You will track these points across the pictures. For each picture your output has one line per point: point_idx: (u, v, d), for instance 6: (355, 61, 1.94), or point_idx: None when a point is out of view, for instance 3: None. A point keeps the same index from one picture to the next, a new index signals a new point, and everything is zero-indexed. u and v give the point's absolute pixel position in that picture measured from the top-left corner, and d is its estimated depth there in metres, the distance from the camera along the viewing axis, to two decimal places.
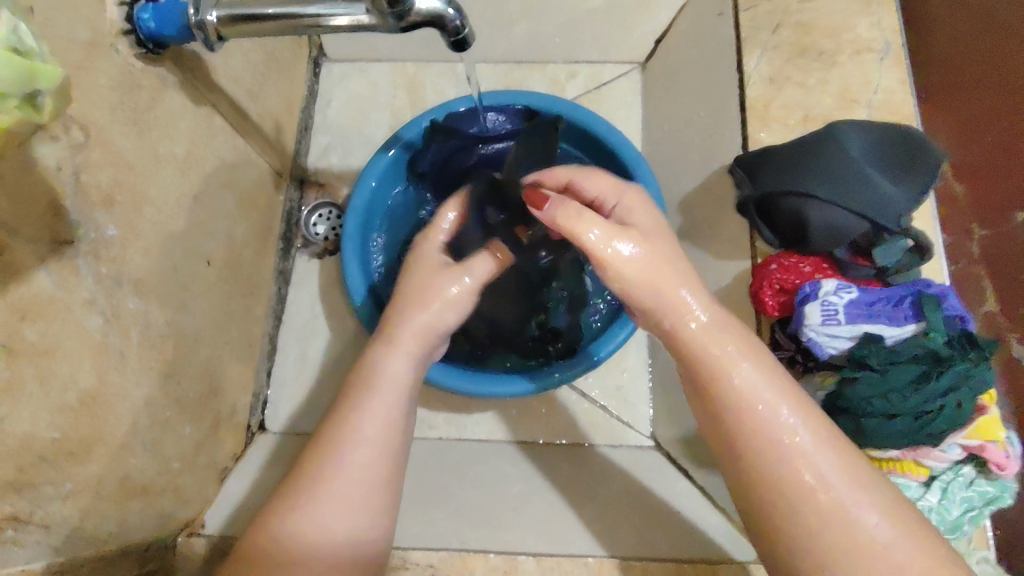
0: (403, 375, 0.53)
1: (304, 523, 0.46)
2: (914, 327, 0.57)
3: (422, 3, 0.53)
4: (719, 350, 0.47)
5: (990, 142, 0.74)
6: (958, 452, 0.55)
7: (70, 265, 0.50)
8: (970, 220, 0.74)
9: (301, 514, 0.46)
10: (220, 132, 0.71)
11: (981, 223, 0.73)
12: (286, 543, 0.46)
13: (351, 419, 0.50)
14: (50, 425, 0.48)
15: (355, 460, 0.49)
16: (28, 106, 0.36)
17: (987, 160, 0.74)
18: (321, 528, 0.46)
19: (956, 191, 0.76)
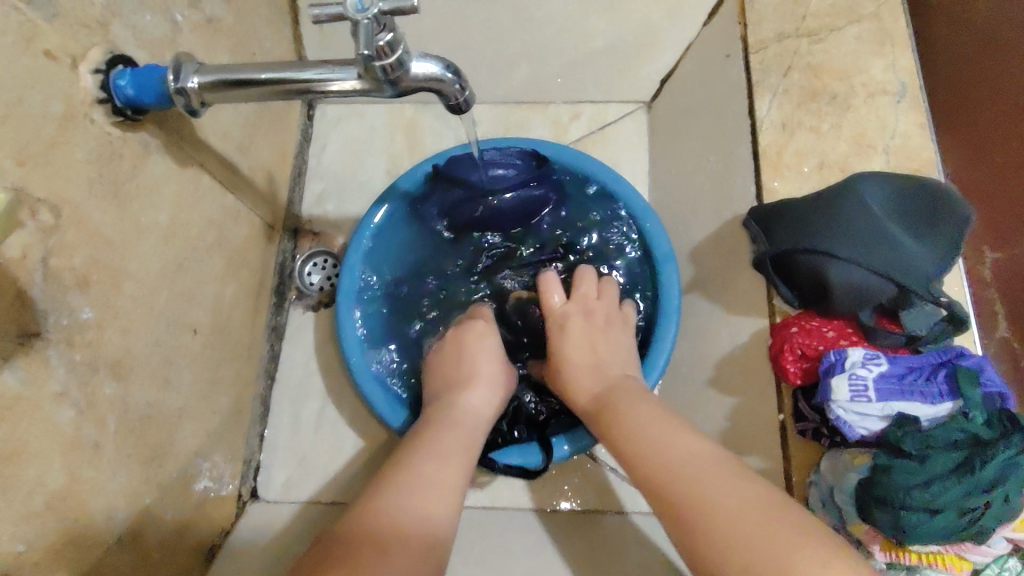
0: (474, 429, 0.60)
1: (403, 512, 0.48)
2: (951, 405, 0.53)
3: (418, 68, 0.50)
4: (637, 414, 0.55)
5: (1003, 163, 0.70)
6: (1004, 546, 0.51)
7: (39, 357, 0.46)
8: (982, 245, 0.71)
9: (402, 500, 0.49)
10: (207, 191, 0.68)
11: (994, 248, 0.70)
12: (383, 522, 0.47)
13: (434, 439, 0.56)
14: (14, 537, 0.43)
15: (445, 464, 0.53)
16: None
17: (997, 183, 0.70)
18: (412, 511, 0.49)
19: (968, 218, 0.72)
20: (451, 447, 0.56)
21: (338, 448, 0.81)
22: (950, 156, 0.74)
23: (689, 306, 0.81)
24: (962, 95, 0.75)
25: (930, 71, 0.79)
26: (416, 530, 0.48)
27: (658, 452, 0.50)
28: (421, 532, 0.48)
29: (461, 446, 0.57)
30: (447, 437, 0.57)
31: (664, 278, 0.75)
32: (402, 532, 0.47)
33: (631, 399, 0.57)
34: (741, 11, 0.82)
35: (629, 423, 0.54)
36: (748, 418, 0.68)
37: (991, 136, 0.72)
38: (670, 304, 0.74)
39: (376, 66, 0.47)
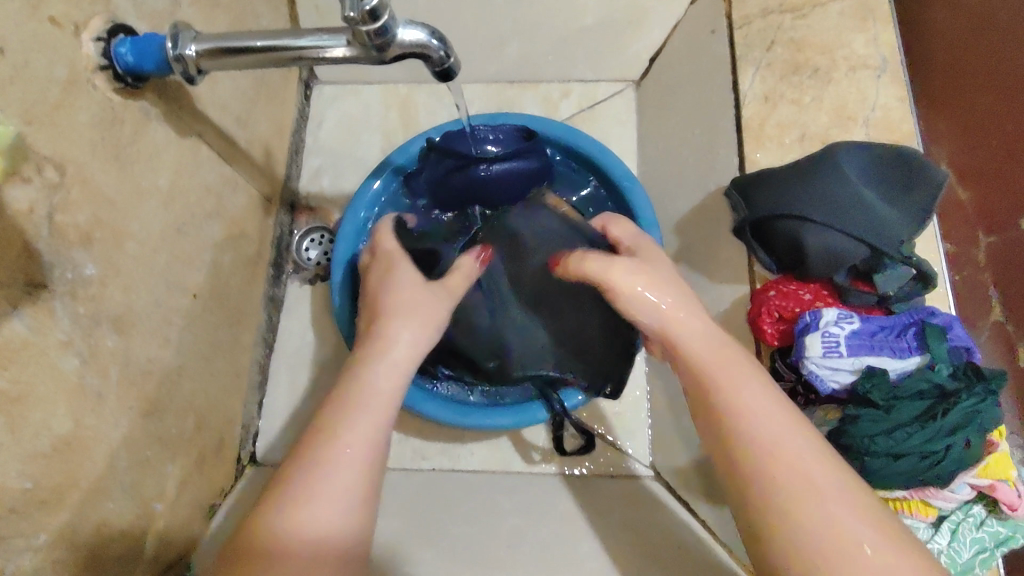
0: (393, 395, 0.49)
1: (297, 526, 0.42)
2: (919, 358, 0.55)
3: (406, 34, 0.52)
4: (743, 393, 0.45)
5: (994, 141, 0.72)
6: (967, 491, 0.53)
7: (45, 307, 0.48)
8: (977, 228, 0.72)
9: (285, 510, 0.42)
10: (206, 161, 0.70)
11: (989, 231, 0.71)
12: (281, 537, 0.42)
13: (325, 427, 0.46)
14: (21, 475, 0.46)
15: (364, 432, 0.46)
16: None
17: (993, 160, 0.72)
18: (312, 522, 0.42)
19: (961, 198, 0.74)
20: (339, 462, 0.44)
21: None
22: (941, 135, 0.76)
23: None
24: (954, 74, 0.77)
25: (919, 58, 0.81)
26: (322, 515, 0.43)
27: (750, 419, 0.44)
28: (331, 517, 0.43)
29: (378, 405, 0.48)
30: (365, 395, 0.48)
31: (650, 247, 0.76)
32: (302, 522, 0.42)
33: (738, 363, 0.47)
34: None
35: (723, 391, 0.46)
36: None
37: (981, 117, 0.73)
38: None
39: (363, 30, 0.49)
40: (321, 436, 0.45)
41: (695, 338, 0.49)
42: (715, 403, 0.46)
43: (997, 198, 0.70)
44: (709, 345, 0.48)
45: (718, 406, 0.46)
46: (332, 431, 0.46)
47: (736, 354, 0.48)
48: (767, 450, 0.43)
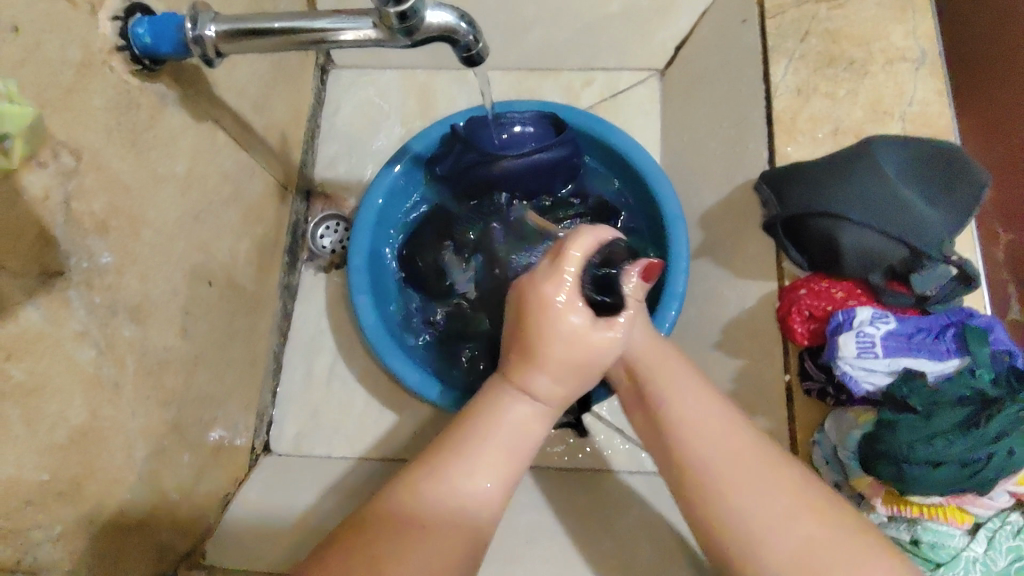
0: (514, 428, 0.48)
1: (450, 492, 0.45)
2: (958, 362, 0.54)
3: (433, 17, 0.50)
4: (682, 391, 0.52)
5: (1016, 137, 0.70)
6: (1005, 499, 0.52)
7: (60, 297, 0.47)
8: (996, 224, 0.71)
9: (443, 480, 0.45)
10: (223, 147, 0.68)
11: (1007, 227, 0.70)
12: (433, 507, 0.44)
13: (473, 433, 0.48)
14: (37, 467, 0.45)
15: (487, 460, 0.47)
16: None
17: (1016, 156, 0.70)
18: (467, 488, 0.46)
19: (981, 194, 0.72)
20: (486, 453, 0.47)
21: (348, 404, 0.83)
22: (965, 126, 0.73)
23: (698, 272, 0.82)
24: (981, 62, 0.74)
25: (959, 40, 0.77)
26: (477, 507, 0.45)
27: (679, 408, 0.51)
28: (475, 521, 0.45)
29: (498, 455, 0.47)
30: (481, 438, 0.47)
31: (673, 241, 0.74)
32: (458, 520, 0.45)
33: (666, 364, 0.54)
34: None
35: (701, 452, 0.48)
36: (754, 379, 0.69)
37: (1007, 112, 0.71)
38: (677, 265, 0.74)
39: (393, 12, 0.48)
40: (450, 452, 0.47)
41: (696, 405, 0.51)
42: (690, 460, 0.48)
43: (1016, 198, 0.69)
44: (688, 389, 0.52)
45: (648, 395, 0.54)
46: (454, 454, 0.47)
47: (660, 351, 0.56)
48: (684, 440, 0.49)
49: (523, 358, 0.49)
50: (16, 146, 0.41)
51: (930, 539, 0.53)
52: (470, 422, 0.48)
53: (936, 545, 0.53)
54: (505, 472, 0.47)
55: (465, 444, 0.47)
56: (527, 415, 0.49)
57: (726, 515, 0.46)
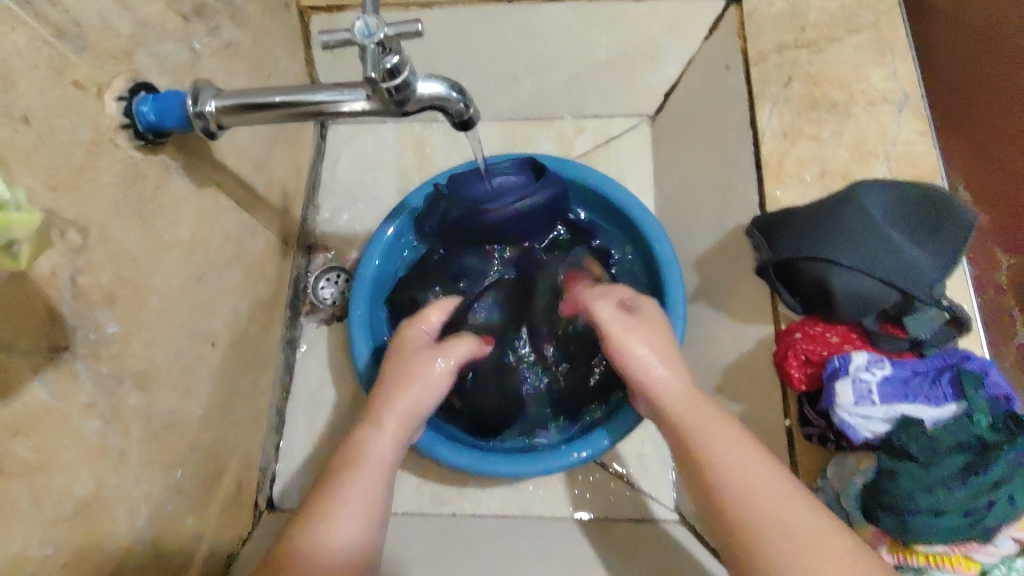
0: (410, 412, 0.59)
1: (321, 537, 0.52)
2: (955, 408, 0.53)
3: (424, 89, 0.52)
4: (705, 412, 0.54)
5: (999, 159, 0.75)
6: (1011, 546, 0.50)
7: (68, 370, 0.48)
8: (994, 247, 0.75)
9: (318, 523, 0.53)
10: (225, 210, 0.70)
11: (1007, 251, 0.74)
12: (310, 544, 0.52)
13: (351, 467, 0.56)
14: (43, 542, 0.46)
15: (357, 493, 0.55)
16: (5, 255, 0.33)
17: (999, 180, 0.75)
18: (331, 537, 0.52)
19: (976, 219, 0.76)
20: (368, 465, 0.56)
21: None
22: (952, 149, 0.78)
23: (694, 314, 0.83)
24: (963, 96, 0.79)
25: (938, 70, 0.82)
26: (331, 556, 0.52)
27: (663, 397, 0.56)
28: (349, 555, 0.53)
29: (376, 472, 0.56)
30: (362, 460, 0.56)
31: (670, 288, 0.75)
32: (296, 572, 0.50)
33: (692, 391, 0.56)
34: (741, 24, 0.84)
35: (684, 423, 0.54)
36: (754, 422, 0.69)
37: (990, 138, 0.76)
38: (676, 310, 0.74)
39: (383, 88, 0.49)
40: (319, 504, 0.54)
41: (809, 517, 0.48)
42: (757, 537, 0.48)
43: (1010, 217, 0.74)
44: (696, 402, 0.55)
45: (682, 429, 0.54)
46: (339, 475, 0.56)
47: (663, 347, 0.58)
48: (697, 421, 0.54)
49: (403, 384, 0.60)
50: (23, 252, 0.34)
51: None
52: (342, 457, 0.57)
53: None
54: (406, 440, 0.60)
55: (319, 506, 0.54)
56: (390, 441, 0.58)
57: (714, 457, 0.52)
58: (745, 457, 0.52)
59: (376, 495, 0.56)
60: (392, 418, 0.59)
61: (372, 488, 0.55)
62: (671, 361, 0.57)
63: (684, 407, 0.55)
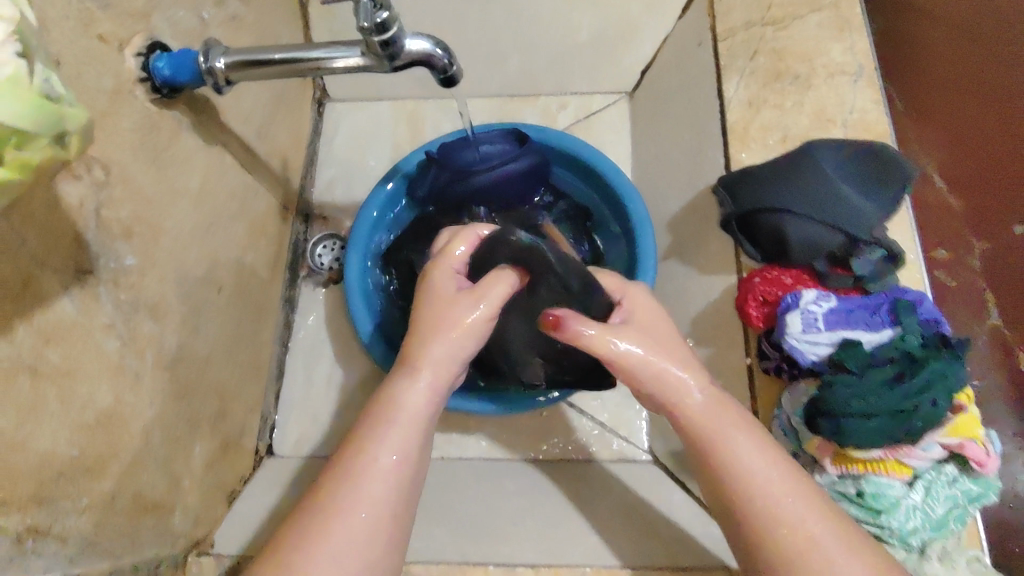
0: (428, 376, 0.58)
1: (338, 509, 0.52)
2: (891, 331, 0.60)
3: (412, 45, 0.58)
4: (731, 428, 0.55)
5: (988, 145, 0.80)
6: (937, 450, 0.56)
7: (92, 292, 0.54)
8: (969, 233, 0.78)
9: (339, 494, 0.53)
10: (230, 169, 0.76)
11: (979, 236, 0.78)
12: (330, 515, 0.52)
13: (377, 435, 0.56)
14: (70, 443, 0.51)
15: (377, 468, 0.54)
16: (59, 146, 0.34)
17: (985, 165, 0.80)
18: (350, 509, 0.52)
19: (951, 203, 0.80)
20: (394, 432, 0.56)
21: (346, 407, 0.90)
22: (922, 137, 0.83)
23: (666, 272, 0.89)
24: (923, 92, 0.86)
25: (911, 63, 0.87)
26: (354, 526, 0.52)
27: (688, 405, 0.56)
28: (371, 527, 0.53)
29: (413, 427, 0.57)
30: (395, 414, 0.56)
31: (641, 241, 0.81)
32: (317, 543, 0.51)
33: (726, 407, 0.56)
34: (711, 3, 0.90)
35: (701, 433, 0.55)
36: (719, 363, 0.75)
37: (976, 130, 0.82)
38: (647, 260, 0.79)
39: (377, 40, 0.55)
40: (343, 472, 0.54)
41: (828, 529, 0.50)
42: (775, 541, 0.50)
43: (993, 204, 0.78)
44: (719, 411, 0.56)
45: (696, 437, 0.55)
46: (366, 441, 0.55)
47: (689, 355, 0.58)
48: (722, 429, 0.55)
49: (437, 335, 0.58)
50: (74, 144, 0.35)
51: (873, 491, 0.56)
52: (370, 422, 0.57)
53: (878, 495, 0.56)
54: (443, 386, 0.59)
55: (358, 462, 0.54)
56: (423, 396, 0.57)
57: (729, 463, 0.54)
58: (757, 468, 0.53)
59: (411, 446, 0.56)
60: (426, 368, 0.58)
61: (406, 440, 0.56)
62: (698, 375, 0.57)
63: (702, 419, 0.55)
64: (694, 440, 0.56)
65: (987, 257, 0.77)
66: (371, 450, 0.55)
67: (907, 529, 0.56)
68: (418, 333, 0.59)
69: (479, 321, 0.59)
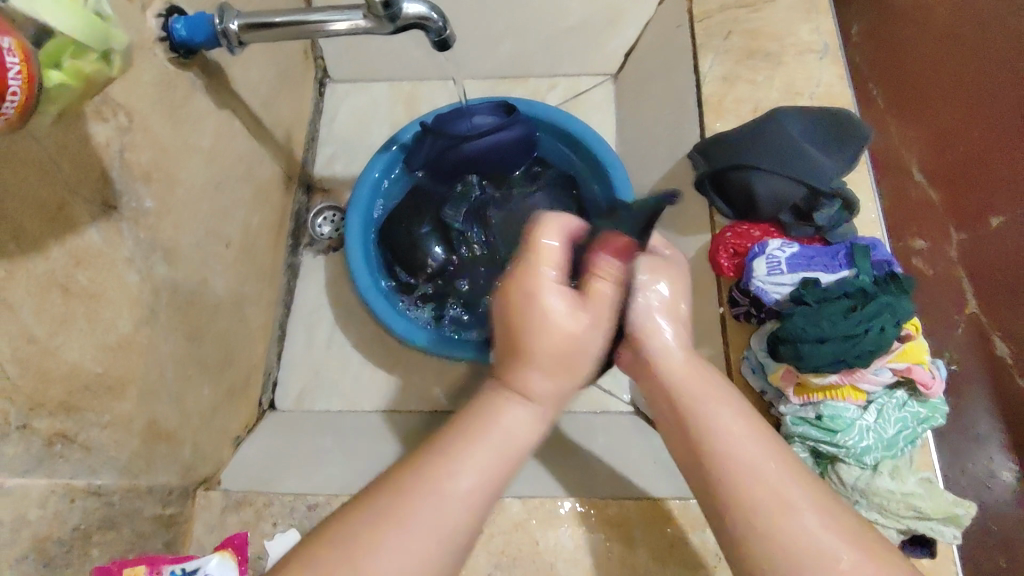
0: (545, 399, 0.48)
1: (406, 537, 0.41)
2: (847, 272, 0.65)
3: (410, 8, 0.64)
4: (735, 434, 0.48)
5: (965, 141, 0.86)
6: (887, 375, 0.62)
7: (115, 226, 0.59)
8: (948, 225, 0.85)
9: (407, 522, 0.41)
10: (238, 133, 0.81)
11: (958, 228, 0.84)
12: (389, 539, 0.40)
13: (471, 457, 0.44)
14: (96, 360, 0.56)
15: (464, 501, 0.43)
16: (104, 61, 0.39)
17: (961, 157, 0.86)
18: (419, 541, 0.41)
19: (931, 197, 0.87)
20: (493, 456, 0.45)
21: (345, 365, 0.95)
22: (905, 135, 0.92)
23: None
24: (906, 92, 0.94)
25: (894, 67, 0.96)
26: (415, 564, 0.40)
27: (701, 418, 0.50)
28: (439, 572, 0.41)
29: (507, 453, 0.46)
30: (495, 435, 0.46)
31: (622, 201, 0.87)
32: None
33: (728, 407, 0.50)
34: None
35: (708, 440, 0.48)
36: (696, 314, 0.81)
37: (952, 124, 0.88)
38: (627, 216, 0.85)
39: (377, 2, 0.61)
40: (422, 488, 0.42)
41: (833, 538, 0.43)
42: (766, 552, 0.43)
43: (965, 199, 0.84)
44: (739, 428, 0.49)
45: (698, 440, 0.49)
46: (451, 459, 0.44)
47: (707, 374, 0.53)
48: (721, 437, 0.48)
49: (549, 347, 0.47)
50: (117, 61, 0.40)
51: (831, 413, 0.62)
52: (457, 433, 0.46)
53: (835, 416, 0.62)
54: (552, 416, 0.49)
55: (436, 476, 0.43)
56: (531, 426, 0.47)
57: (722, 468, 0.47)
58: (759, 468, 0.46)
59: (495, 480, 0.45)
60: (546, 396, 0.48)
61: (496, 472, 0.45)
62: (714, 389, 0.52)
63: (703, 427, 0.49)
64: (691, 444, 0.49)
65: (963, 247, 0.83)
66: (460, 476, 0.43)
67: (863, 448, 0.61)
68: (521, 333, 0.48)
69: (592, 334, 0.49)
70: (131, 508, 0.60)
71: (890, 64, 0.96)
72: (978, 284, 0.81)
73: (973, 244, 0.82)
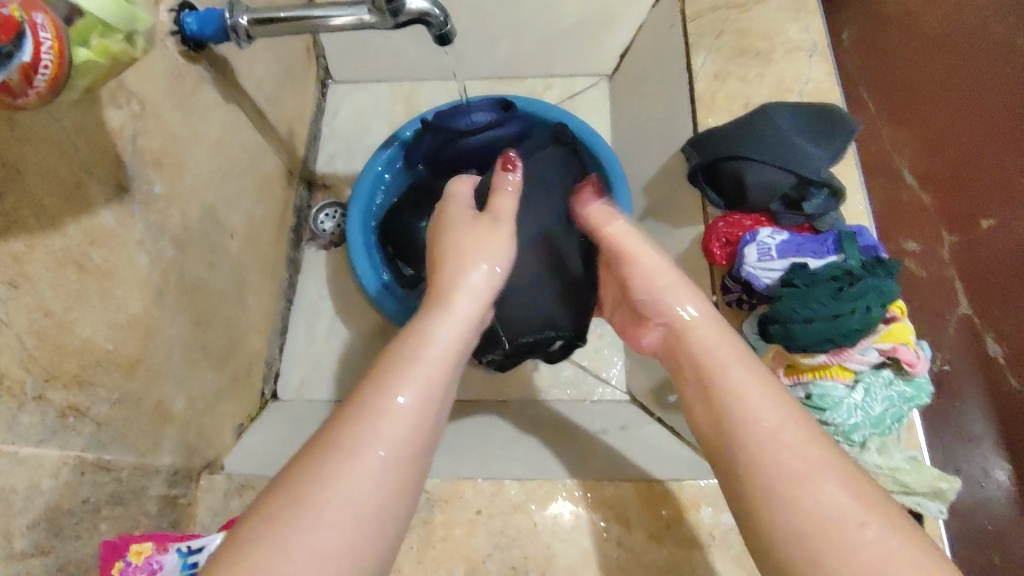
0: (467, 308, 0.51)
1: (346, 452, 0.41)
2: (836, 258, 0.68)
3: (412, 3, 0.66)
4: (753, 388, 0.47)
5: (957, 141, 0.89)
6: (874, 355, 0.64)
7: (127, 209, 0.61)
8: (941, 227, 0.87)
9: (343, 436, 0.41)
10: (243, 126, 0.83)
11: (951, 230, 0.86)
12: (329, 458, 0.40)
13: (399, 367, 0.45)
14: (107, 337, 0.58)
15: (400, 410, 0.43)
16: (128, 41, 0.41)
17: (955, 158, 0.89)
18: (361, 456, 0.41)
19: (924, 200, 0.89)
20: (424, 363, 0.46)
21: (345, 357, 0.97)
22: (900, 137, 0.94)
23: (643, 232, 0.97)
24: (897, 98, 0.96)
25: (884, 73, 0.99)
26: (359, 478, 0.40)
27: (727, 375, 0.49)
28: (385, 482, 0.41)
29: (438, 360, 0.46)
30: (424, 348, 0.47)
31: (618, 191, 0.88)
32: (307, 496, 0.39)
33: (757, 366, 0.49)
34: None
35: (732, 399, 0.47)
36: None
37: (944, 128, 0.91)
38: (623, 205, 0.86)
39: None
40: (358, 403, 0.43)
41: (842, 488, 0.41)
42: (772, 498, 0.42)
43: (955, 202, 0.87)
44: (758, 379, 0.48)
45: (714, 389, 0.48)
46: (386, 373, 0.45)
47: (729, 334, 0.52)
48: (749, 393, 0.47)
49: (461, 269, 0.53)
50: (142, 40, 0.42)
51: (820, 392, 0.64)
52: (393, 352, 0.47)
53: (824, 394, 0.64)
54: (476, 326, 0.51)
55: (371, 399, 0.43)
56: (455, 331, 0.49)
57: (747, 426, 0.45)
58: (781, 417, 0.45)
59: (434, 386, 0.45)
60: (459, 304, 0.50)
61: (435, 376, 0.45)
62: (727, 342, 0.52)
63: (726, 378, 0.49)
64: (708, 405, 0.49)
65: (956, 248, 0.84)
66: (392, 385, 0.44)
67: (850, 425, 0.63)
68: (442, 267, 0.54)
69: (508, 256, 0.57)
70: (138, 485, 0.62)
71: (880, 71, 0.99)
72: (972, 285, 0.82)
73: (970, 248, 0.84)
